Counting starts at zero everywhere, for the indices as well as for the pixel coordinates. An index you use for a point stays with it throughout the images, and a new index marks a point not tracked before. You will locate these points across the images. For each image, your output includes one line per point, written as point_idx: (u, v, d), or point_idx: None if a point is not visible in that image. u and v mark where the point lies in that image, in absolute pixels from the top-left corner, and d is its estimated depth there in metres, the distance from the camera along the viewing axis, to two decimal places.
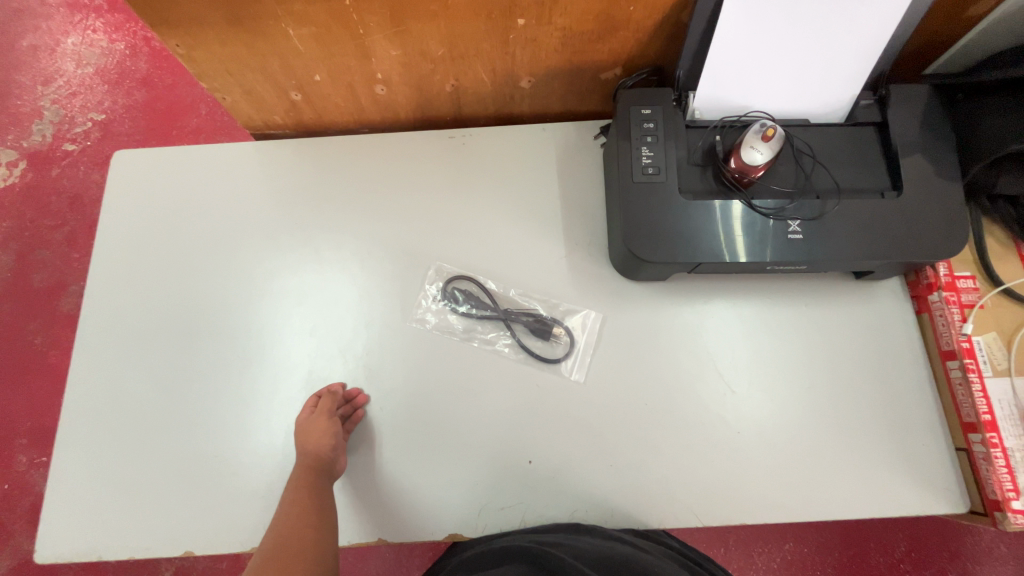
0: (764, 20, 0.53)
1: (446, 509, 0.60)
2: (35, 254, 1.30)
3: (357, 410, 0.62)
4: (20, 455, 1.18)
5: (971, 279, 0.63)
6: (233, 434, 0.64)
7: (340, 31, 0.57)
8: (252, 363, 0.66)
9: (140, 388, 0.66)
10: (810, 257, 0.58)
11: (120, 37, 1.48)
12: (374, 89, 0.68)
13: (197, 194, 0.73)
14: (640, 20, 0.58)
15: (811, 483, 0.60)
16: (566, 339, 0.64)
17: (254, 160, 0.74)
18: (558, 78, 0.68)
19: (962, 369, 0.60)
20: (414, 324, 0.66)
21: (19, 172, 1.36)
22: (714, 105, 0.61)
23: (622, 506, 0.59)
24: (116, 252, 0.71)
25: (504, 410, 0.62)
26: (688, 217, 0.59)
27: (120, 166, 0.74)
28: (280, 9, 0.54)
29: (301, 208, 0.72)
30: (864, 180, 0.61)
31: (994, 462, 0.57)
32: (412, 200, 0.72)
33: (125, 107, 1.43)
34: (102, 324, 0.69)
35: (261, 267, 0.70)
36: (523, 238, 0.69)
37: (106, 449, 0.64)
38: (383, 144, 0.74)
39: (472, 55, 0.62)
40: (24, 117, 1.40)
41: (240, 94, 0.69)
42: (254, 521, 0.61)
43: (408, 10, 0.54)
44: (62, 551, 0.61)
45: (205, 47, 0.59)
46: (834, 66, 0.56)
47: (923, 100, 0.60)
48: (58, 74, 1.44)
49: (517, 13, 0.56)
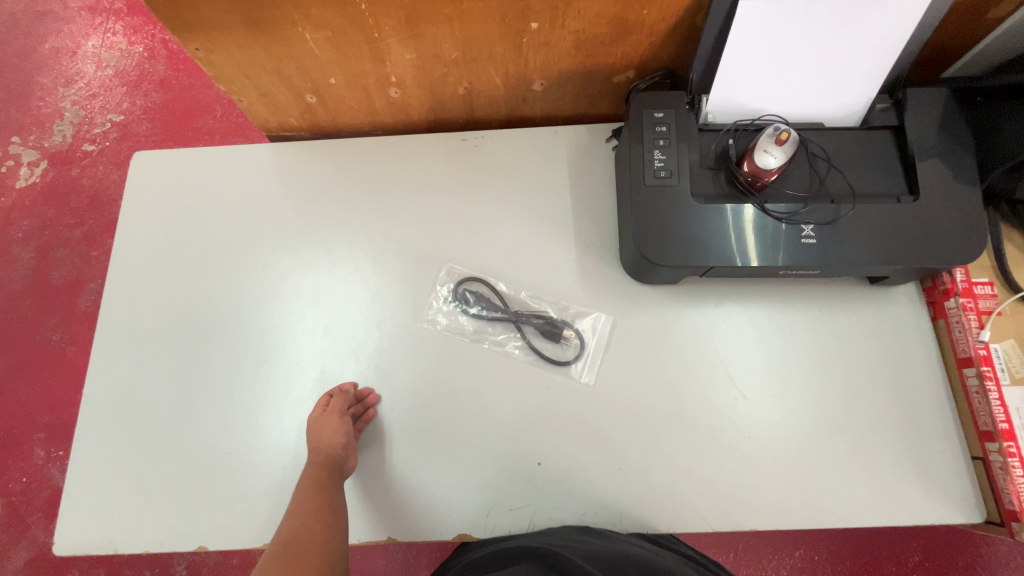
0: (778, 23, 0.53)
1: (456, 509, 0.60)
2: (55, 252, 1.33)
3: (368, 410, 0.63)
4: (37, 449, 1.20)
5: (989, 285, 0.62)
6: (246, 432, 0.65)
7: (356, 35, 0.58)
8: (265, 363, 0.67)
9: (156, 385, 0.67)
10: (823, 261, 0.58)
11: (139, 39, 1.51)
12: (388, 91, 0.69)
13: (213, 195, 0.74)
14: (653, 24, 0.58)
15: (823, 490, 0.59)
16: (577, 341, 0.64)
17: (269, 162, 0.75)
18: (571, 81, 0.68)
19: (978, 377, 0.59)
20: (425, 325, 0.67)
21: (40, 172, 1.39)
22: (728, 108, 0.61)
23: (631, 510, 0.59)
24: (135, 252, 0.73)
25: (513, 411, 0.62)
26: (701, 221, 0.58)
27: (139, 167, 0.76)
28: (297, 14, 0.55)
29: (314, 209, 0.73)
30: (879, 184, 0.60)
31: (1012, 472, 0.56)
32: (424, 201, 0.72)
33: (143, 108, 1.45)
34: (120, 321, 0.70)
35: (276, 267, 0.71)
36: (533, 240, 0.70)
37: (122, 444, 0.65)
38: (396, 146, 0.75)
39: (485, 58, 0.63)
40: (45, 118, 1.43)
41: (256, 97, 0.70)
42: (267, 517, 0.62)
43: (423, 14, 0.55)
44: (78, 544, 0.62)
45: (223, 50, 0.60)
46: (849, 70, 0.56)
47: (942, 104, 0.60)
48: (78, 76, 1.47)
49: (531, 17, 0.56)
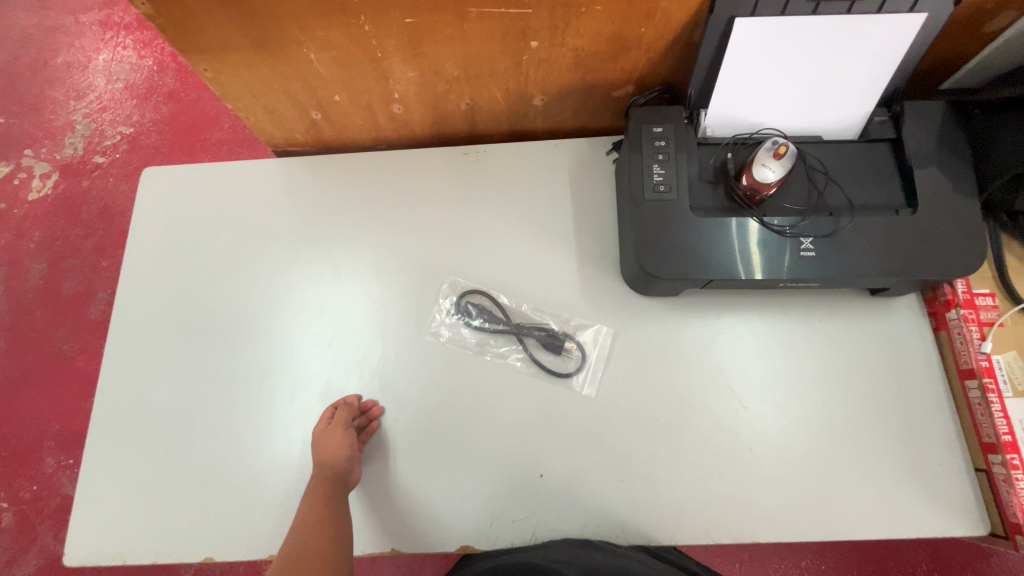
0: (775, 40, 0.53)
1: (459, 521, 0.61)
2: (66, 263, 1.35)
3: (372, 422, 0.64)
4: (47, 458, 1.22)
5: (990, 296, 0.62)
6: (253, 443, 0.66)
7: (359, 55, 0.60)
8: (270, 374, 0.68)
9: (163, 396, 0.68)
10: (822, 274, 0.58)
11: (148, 53, 1.54)
12: (391, 108, 0.70)
13: (219, 209, 0.76)
14: (651, 41, 0.59)
15: (826, 502, 0.59)
16: (578, 353, 0.65)
17: (275, 176, 0.76)
18: (571, 96, 0.69)
19: (981, 389, 0.59)
20: (428, 337, 0.68)
21: (51, 184, 1.41)
22: (726, 122, 0.61)
23: (633, 522, 0.60)
24: (144, 265, 0.74)
25: (515, 423, 0.63)
26: (700, 234, 0.59)
27: (147, 182, 0.77)
28: (303, 35, 0.56)
29: (319, 222, 0.74)
30: (878, 197, 0.60)
31: (1016, 484, 0.56)
32: (427, 214, 0.73)
33: (153, 120, 1.48)
34: (130, 333, 0.71)
35: (282, 280, 0.72)
36: (534, 252, 0.70)
37: (131, 456, 0.66)
38: (399, 160, 0.76)
39: (486, 75, 0.64)
40: (57, 131, 1.46)
41: (263, 114, 0.71)
42: (272, 528, 0.63)
43: (425, 34, 0.56)
44: (89, 554, 0.63)
45: (231, 70, 0.62)
46: (846, 84, 0.57)
47: (940, 117, 0.60)
48: (89, 90, 1.50)
49: (531, 36, 0.57)
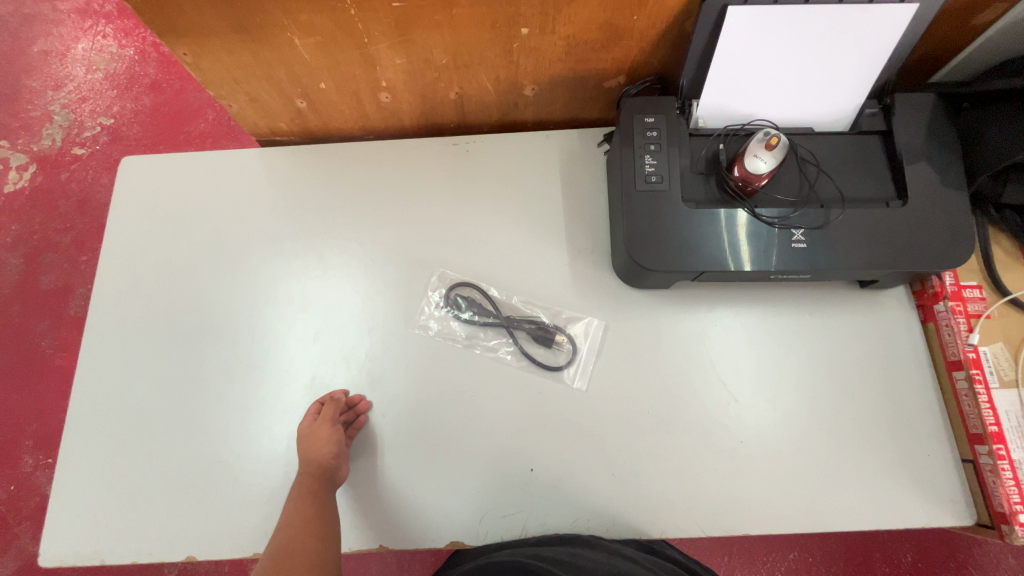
0: (768, 29, 0.53)
1: (448, 517, 0.60)
2: (44, 257, 1.32)
3: (360, 417, 0.62)
4: (25, 457, 1.18)
5: (977, 289, 0.62)
6: (237, 440, 0.64)
7: (345, 40, 0.58)
8: (255, 370, 0.67)
9: (144, 393, 0.66)
10: (814, 265, 0.58)
11: (129, 43, 1.50)
12: (378, 96, 0.69)
13: (203, 200, 0.74)
14: (643, 29, 0.58)
15: (816, 494, 0.59)
16: (569, 346, 0.64)
17: (260, 167, 0.75)
18: (561, 86, 0.68)
19: (968, 380, 0.59)
20: (417, 331, 0.66)
21: (28, 176, 1.37)
22: (718, 113, 0.61)
23: (624, 516, 0.59)
24: (123, 258, 0.72)
25: (506, 417, 0.62)
26: (692, 225, 0.58)
27: (127, 172, 0.75)
28: (286, 19, 0.54)
29: (305, 214, 0.72)
30: (869, 189, 0.60)
31: (1002, 474, 0.56)
32: (415, 205, 0.72)
33: (134, 111, 1.44)
34: (109, 328, 0.69)
35: (267, 273, 0.70)
36: (525, 244, 0.69)
37: (110, 453, 0.64)
38: (388, 150, 0.75)
39: (476, 63, 0.63)
40: (34, 121, 1.41)
41: (246, 102, 0.69)
42: (258, 527, 0.61)
43: (412, 19, 0.55)
44: (64, 556, 0.61)
45: (212, 56, 0.60)
46: (837, 76, 0.57)
47: (930, 109, 0.60)
48: (68, 79, 1.46)
49: (521, 23, 0.56)
